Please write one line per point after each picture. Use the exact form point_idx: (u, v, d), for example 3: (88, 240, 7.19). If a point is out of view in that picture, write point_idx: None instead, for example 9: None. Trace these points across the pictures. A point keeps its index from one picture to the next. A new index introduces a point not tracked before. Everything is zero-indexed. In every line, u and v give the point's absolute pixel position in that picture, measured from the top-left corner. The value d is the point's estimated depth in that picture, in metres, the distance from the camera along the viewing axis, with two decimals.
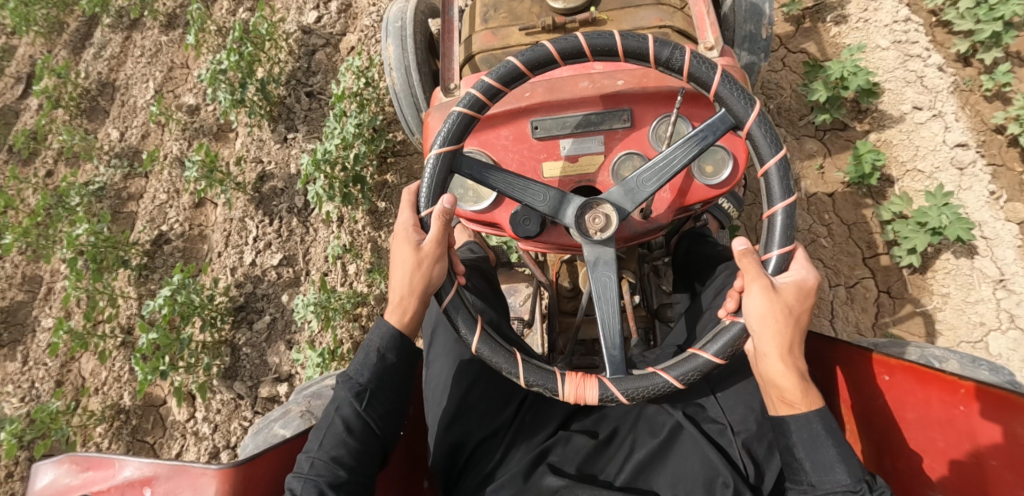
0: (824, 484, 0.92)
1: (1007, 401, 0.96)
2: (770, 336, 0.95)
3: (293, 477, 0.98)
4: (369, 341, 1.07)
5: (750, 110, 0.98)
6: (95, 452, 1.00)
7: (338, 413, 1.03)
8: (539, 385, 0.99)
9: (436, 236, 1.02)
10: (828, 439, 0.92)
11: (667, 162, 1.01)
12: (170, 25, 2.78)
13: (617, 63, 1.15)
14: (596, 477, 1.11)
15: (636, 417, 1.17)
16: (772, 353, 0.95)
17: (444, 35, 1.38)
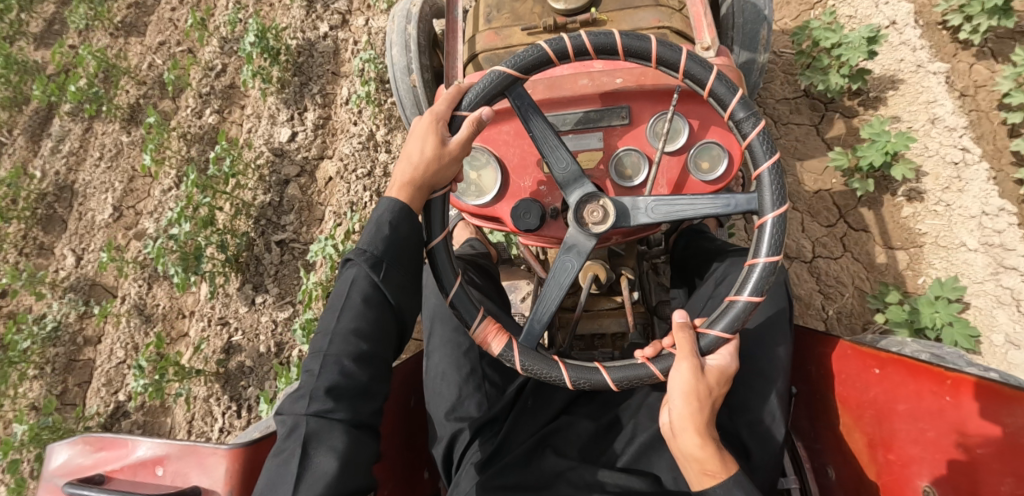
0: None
1: (994, 392, 0.99)
2: (686, 407, 0.96)
3: (312, 355, 1.01)
4: (377, 215, 1.07)
5: (775, 207, 0.98)
6: (108, 433, 1.03)
7: (357, 287, 1.04)
8: (460, 310, 1.06)
9: (464, 137, 1.05)
10: None
11: (686, 205, 1.04)
12: (131, 119, 2.69)
13: (615, 62, 1.18)
14: (597, 460, 1.15)
15: (639, 405, 1.20)
16: (686, 424, 0.96)
17: (448, 35, 1.41)
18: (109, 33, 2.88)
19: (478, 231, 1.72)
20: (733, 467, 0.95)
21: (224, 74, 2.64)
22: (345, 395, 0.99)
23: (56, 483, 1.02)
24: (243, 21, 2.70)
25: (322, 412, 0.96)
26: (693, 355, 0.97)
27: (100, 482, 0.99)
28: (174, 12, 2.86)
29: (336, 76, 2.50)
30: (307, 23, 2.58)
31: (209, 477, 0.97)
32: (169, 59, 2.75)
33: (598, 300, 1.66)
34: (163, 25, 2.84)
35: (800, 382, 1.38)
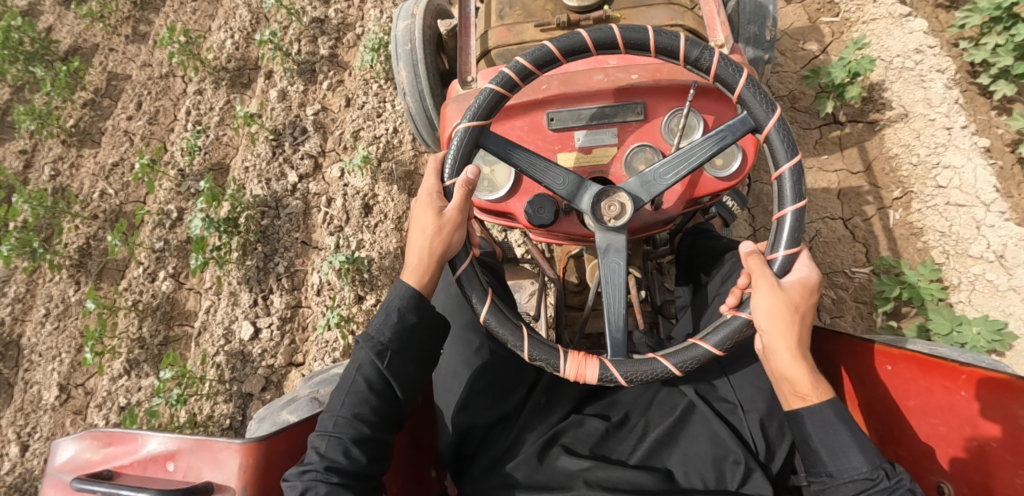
0: (843, 472, 0.93)
1: (1006, 384, 0.99)
2: (781, 332, 0.98)
3: (317, 435, 1.01)
4: (388, 300, 1.08)
5: (770, 115, 1.01)
6: (117, 428, 1.01)
7: (360, 372, 1.05)
8: (542, 359, 1.03)
9: (459, 204, 1.06)
10: (841, 426, 0.95)
11: (685, 157, 1.06)
12: (83, 266, 2.25)
13: (631, 57, 1.18)
14: (609, 457, 1.14)
15: (649, 401, 1.21)
16: (786, 353, 0.98)
17: (460, 30, 1.40)
18: (60, 141, 2.44)
19: (486, 230, 1.71)
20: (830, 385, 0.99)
21: (181, 222, 2.26)
22: (351, 470, 0.98)
23: (62, 479, 1.00)
24: (203, 150, 2.35)
25: (328, 483, 0.94)
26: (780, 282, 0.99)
27: (109, 477, 0.97)
28: (129, 121, 2.46)
29: (306, 246, 2.16)
30: (272, 167, 2.25)
31: (221, 472, 0.95)
32: (125, 187, 2.35)
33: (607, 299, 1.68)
34: (118, 142, 2.43)
35: None
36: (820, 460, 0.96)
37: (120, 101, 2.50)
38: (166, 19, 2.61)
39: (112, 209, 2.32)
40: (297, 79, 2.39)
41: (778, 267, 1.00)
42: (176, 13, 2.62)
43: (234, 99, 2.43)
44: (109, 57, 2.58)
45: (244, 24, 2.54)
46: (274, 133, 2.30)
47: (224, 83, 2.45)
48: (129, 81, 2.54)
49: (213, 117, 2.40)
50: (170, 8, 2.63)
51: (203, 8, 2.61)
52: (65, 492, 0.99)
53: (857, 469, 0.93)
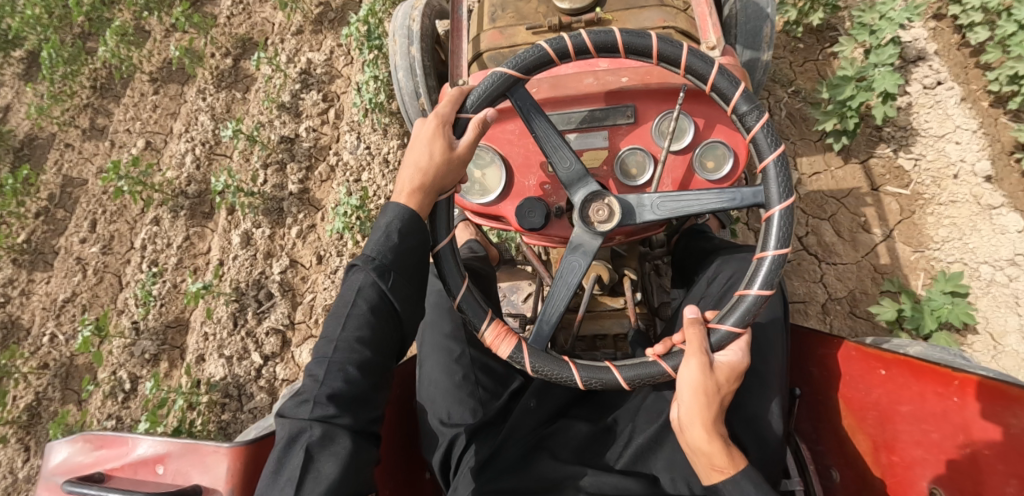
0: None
1: (999, 392, 0.98)
2: (698, 400, 0.95)
3: (315, 361, 0.99)
4: (384, 223, 1.04)
5: (784, 201, 0.98)
6: (108, 431, 1.02)
7: (360, 295, 1.02)
8: (469, 313, 1.07)
9: (471, 141, 1.05)
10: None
11: (693, 202, 1.04)
12: (29, 429, 2.15)
13: (620, 61, 1.18)
14: (595, 463, 1.14)
15: (637, 407, 1.19)
16: (696, 420, 0.95)
17: (453, 34, 1.44)
18: (10, 260, 2.42)
19: (481, 231, 1.71)
20: (742, 464, 0.95)
21: (135, 393, 2.11)
22: (348, 399, 0.97)
23: (54, 482, 1.01)
24: (158, 298, 2.22)
25: (325, 413, 0.94)
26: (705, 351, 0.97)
27: (99, 480, 0.98)
28: (83, 244, 2.40)
29: None
30: (234, 339, 2.08)
31: (210, 475, 0.96)
32: (75, 333, 2.27)
33: (601, 301, 1.66)
34: (70, 271, 2.36)
35: (803, 383, 1.36)
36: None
37: (74, 213, 2.48)
38: (119, 120, 2.60)
39: (63, 360, 2.23)
40: (263, 221, 2.24)
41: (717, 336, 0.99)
42: (135, 109, 2.60)
43: (193, 234, 2.31)
44: (64, 155, 2.60)
45: (206, 136, 2.44)
46: (234, 294, 2.13)
47: (182, 213, 2.34)
48: (89, 193, 2.50)
49: (170, 258, 2.28)
50: (130, 101, 2.62)
51: (164, 105, 2.58)
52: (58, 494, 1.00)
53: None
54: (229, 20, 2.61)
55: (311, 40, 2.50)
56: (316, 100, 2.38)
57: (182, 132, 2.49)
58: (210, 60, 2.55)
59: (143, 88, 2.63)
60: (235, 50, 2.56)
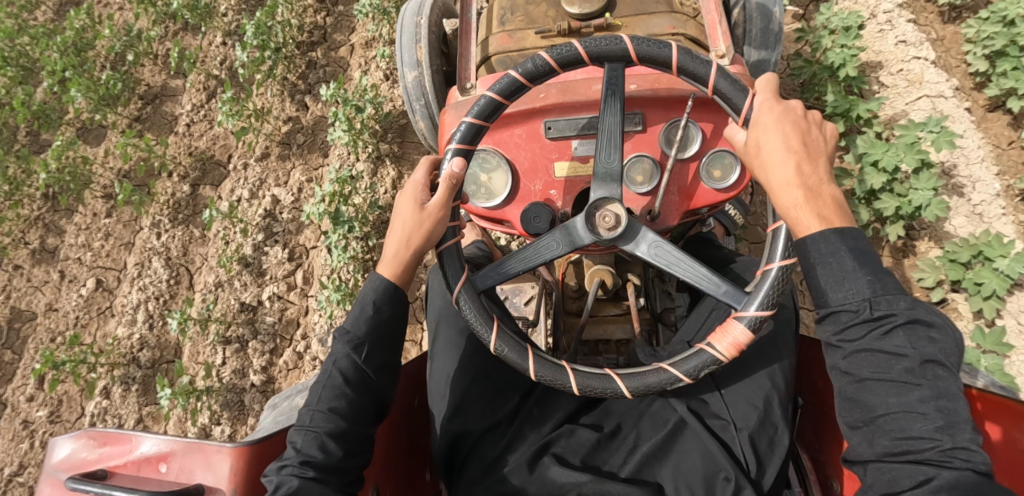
0: (839, 301, 0.85)
1: (1009, 410, 0.96)
2: (784, 152, 0.92)
3: (295, 431, 1.02)
4: (363, 296, 1.11)
5: (745, 100, 1.01)
6: (112, 428, 1.02)
7: (336, 367, 1.06)
8: (599, 386, 1.03)
9: (443, 196, 1.08)
10: (848, 255, 0.85)
11: None
12: None
13: (631, 68, 1.18)
14: (599, 469, 1.14)
15: (641, 413, 1.20)
16: (786, 176, 0.91)
17: (460, 35, 1.39)
18: None
19: (484, 234, 1.70)
20: (853, 221, 0.89)
21: None
22: (325, 464, 0.98)
23: (56, 477, 1.01)
24: None
25: (303, 476, 0.94)
26: (774, 108, 0.96)
27: (103, 476, 0.98)
28: (31, 404, 2.22)
29: None
30: None
31: (213, 474, 0.96)
32: None
33: (604, 306, 1.67)
34: (17, 438, 2.16)
35: (810, 396, 1.36)
36: (829, 297, 0.86)
37: (24, 354, 2.31)
38: (70, 240, 2.46)
39: None
40: (223, 416, 2.06)
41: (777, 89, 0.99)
42: (86, 233, 2.45)
43: (147, 415, 2.14)
44: (12, 280, 2.42)
45: (160, 289, 2.27)
46: None
47: (134, 386, 2.15)
48: (34, 339, 2.33)
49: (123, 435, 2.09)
50: (82, 222, 2.48)
51: (116, 233, 2.43)
52: (61, 490, 1.00)
53: (841, 299, 0.84)
54: (188, 127, 2.54)
55: (278, 167, 2.39)
56: (282, 258, 2.23)
57: (134, 276, 2.32)
58: (161, 193, 2.42)
59: (96, 206, 2.49)
60: (195, 171, 2.45)
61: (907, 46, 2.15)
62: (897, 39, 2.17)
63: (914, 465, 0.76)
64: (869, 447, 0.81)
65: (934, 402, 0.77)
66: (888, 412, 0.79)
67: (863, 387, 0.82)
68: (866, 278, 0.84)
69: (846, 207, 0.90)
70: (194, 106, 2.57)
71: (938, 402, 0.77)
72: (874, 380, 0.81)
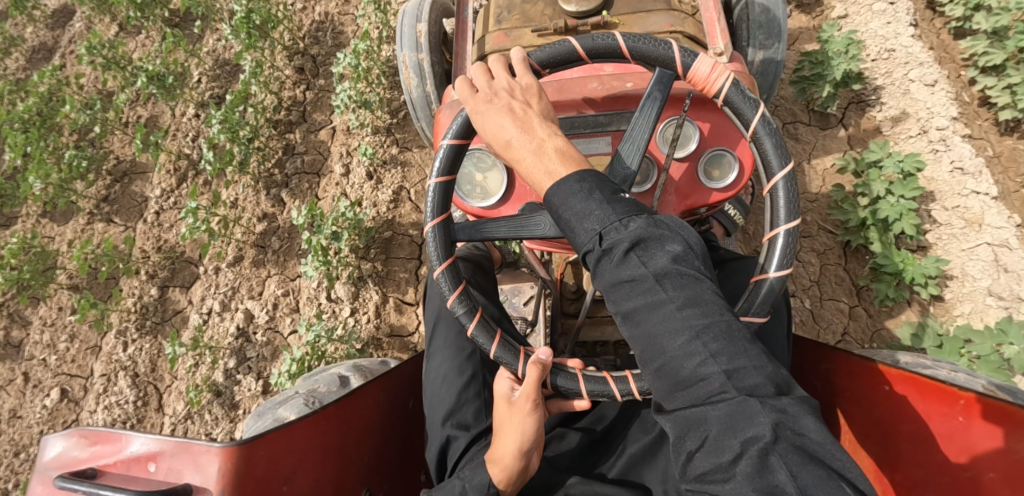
0: (579, 231, 0.83)
1: (1007, 415, 0.95)
2: (517, 128, 0.94)
3: None
4: (464, 482, 1.05)
5: (755, 111, 0.98)
6: (102, 427, 1.02)
7: None
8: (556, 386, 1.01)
9: (528, 388, 1.00)
10: (576, 188, 0.85)
11: (634, 130, 0.99)
12: None
13: (626, 66, 1.17)
14: (587, 471, 1.13)
15: (632, 413, 1.18)
16: (519, 155, 0.93)
17: (457, 35, 1.42)
18: None
19: (481, 233, 1.69)
20: (582, 163, 0.90)
21: None
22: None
23: (49, 475, 1.01)
24: None
25: None
26: (484, 87, 0.99)
27: (92, 475, 0.98)
28: None
29: None
30: None
31: (201, 475, 0.96)
32: None
33: (602, 306, 1.66)
34: None
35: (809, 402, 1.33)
36: (574, 236, 0.84)
37: None
38: (36, 336, 2.37)
39: None
40: None
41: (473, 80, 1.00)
42: (52, 331, 2.37)
43: None
44: None
45: (127, 414, 2.14)
46: None
47: None
48: None
49: None
50: (48, 317, 2.39)
51: (82, 335, 2.32)
52: (52, 488, 1.00)
53: (583, 238, 0.83)
54: (158, 215, 2.45)
55: (252, 273, 2.24)
56: (257, 391, 2.06)
57: (98, 390, 2.20)
58: (125, 297, 2.30)
59: (63, 300, 2.41)
60: (164, 270, 2.35)
61: (963, 176, 1.91)
62: (952, 165, 1.93)
63: (694, 411, 0.72)
64: (652, 391, 0.78)
65: (700, 330, 0.74)
66: (665, 352, 0.75)
67: (628, 322, 0.79)
68: (598, 208, 0.83)
69: (571, 153, 0.91)
70: (164, 191, 2.48)
71: (686, 310, 0.75)
72: (634, 312, 0.78)
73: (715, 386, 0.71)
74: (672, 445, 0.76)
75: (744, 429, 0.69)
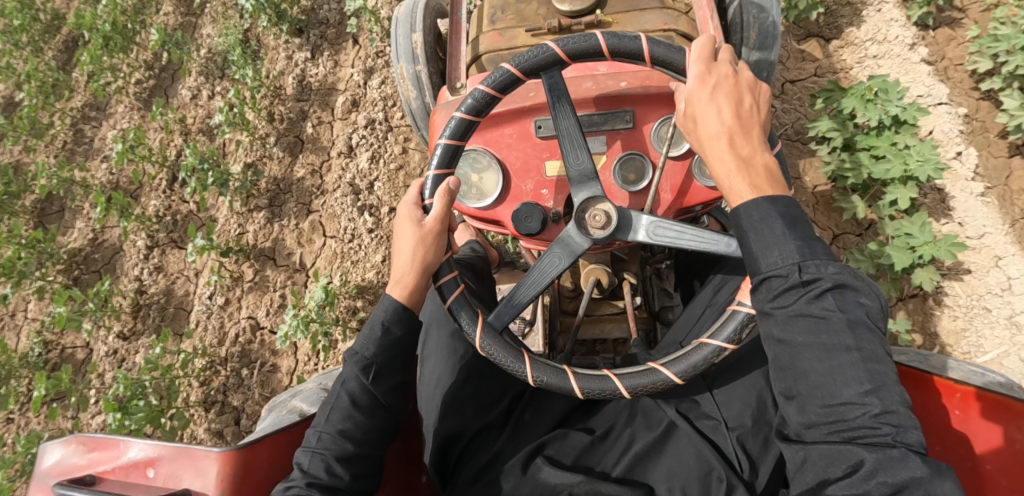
0: (766, 263, 0.86)
1: (1004, 406, 0.96)
2: (732, 126, 0.94)
3: (302, 450, 1.02)
4: (375, 314, 1.09)
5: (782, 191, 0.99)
6: (99, 433, 1.02)
7: (345, 388, 1.06)
8: (545, 379, 1.02)
9: (439, 211, 1.06)
10: (778, 218, 0.86)
11: (679, 229, 1.04)
12: None
13: (620, 65, 1.17)
14: (592, 470, 1.14)
15: (633, 412, 1.19)
16: (720, 147, 0.93)
17: (451, 36, 1.40)
18: None
19: (479, 233, 1.69)
20: (785, 189, 0.91)
21: None
22: (333, 487, 0.99)
23: (47, 483, 1.01)
24: None
25: None
26: (720, 72, 0.97)
27: (92, 482, 0.98)
28: None
29: None
30: None
31: (201, 479, 0.96)
32: None
33: (601, 305, 1.66)
34: None
35: None
36: (762, 259, 0.87)
37: None
38: None
39: None
40: None
41: (717, 52, 0.99)
42: None
43: None
44: None
45: None
46: None
47: None
48: None
49: None
50: None
51: None
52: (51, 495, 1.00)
53: (772, 263, 0.85)
54: None
55: None
56: None
57: None
58: None
59: None
60: None
61: None
62: None
63: (854, 448, 0.76)
64: (803, 417, 0.82)
65: (872, 385, 0.78)
66: (839, 397, 0.79)
67: (791, 352, 0.83)
68: (794, 244, 0.85)
69: (778, 175, 0.92)
70: None
71: (867, 365, 0.79)
72: (806, 348, 0.82)
73: (882, 436, 0.76)
74: (811, 466, 0.81)
75: (901, 475, 0.74)
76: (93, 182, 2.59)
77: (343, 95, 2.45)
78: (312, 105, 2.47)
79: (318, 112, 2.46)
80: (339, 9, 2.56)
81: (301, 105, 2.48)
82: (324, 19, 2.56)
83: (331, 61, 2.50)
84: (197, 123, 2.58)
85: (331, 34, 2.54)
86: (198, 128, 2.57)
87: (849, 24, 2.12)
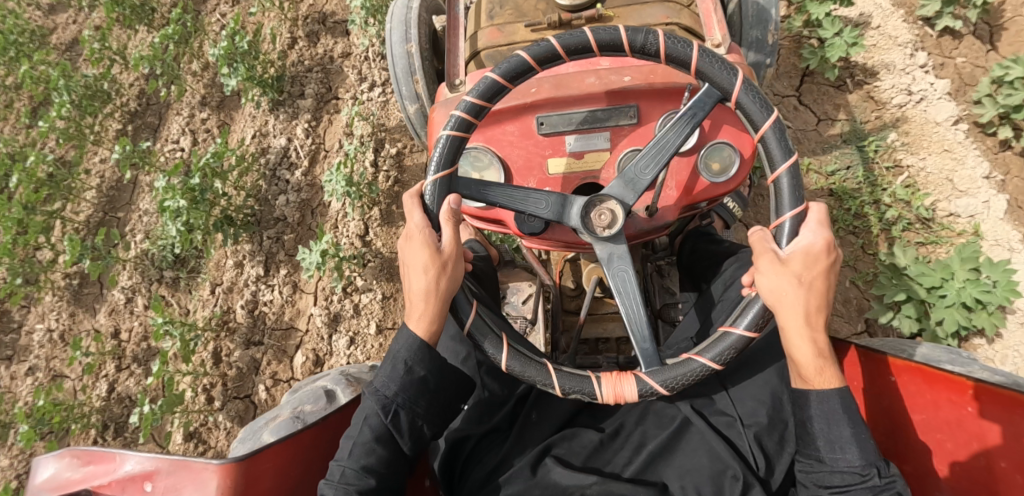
0: (834, 460, 0.91)
1: (1011, 398, 0.92)
2: (813, 319, 0.92)
3: (324, 486, 0.99)
4: (394, 353, 1.04)
5: (766, 117, 0.98)
6: (96, 447, 0.99)
7: (366, 424, 1.02)
8: (576, 391, 0.98)
9: (452, 237, 1.03)
10: (845, 420, 0.91)
11: (663, 149, 1.02)
12: None
13: (624, 59, 1.15)
14: (602, 470, 1.11)
15: (644, 411, 1.17)
16: (806, 331, 0.92)
17: (449, 32, 1.39)
18: None
19: (479, 231, 1.67)
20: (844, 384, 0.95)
21: None
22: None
23: None
24: None
25: None
26: (827, 254, 0.94)
27: None
28: None
29: None
30: None
31: (200, 492, 0.93)
32: None
33: (602, 303, 1.64)
34: None
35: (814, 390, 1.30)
36: (826, 458, 0.92)
37: None
38: None
39: None
40: None
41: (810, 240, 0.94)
42: None
43: None
44: None
45: None
46: None
47: None
48: None
49: None
50: None
51: None
52: None
53: (846, 463, 0.90)
54: None
55: None
56: None
57: None
58: None
59: None
60: None
61: None
62: None
63: None
64: None
65: None
66: None
67: None
68: (859, 448, 0.90)
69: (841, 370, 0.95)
70: None
71: None
72: None
73: None
74: None
75: None
76: (12, 404, 2.17)
77: (303, 349, 2.04)
78: (266, 354, 2.06)
79: (271, 364, 2.05)
80: (297, 203, 2.23)
81: (252, 352, 2.08)
82: (281, 215, 2.23)
83: (289, 283, 2.14)
84: (133, 342, 2.18)
85: (290, 241, 2.19)
86: (133, 353, 2.16)
87: (980, 334, 1.72)
